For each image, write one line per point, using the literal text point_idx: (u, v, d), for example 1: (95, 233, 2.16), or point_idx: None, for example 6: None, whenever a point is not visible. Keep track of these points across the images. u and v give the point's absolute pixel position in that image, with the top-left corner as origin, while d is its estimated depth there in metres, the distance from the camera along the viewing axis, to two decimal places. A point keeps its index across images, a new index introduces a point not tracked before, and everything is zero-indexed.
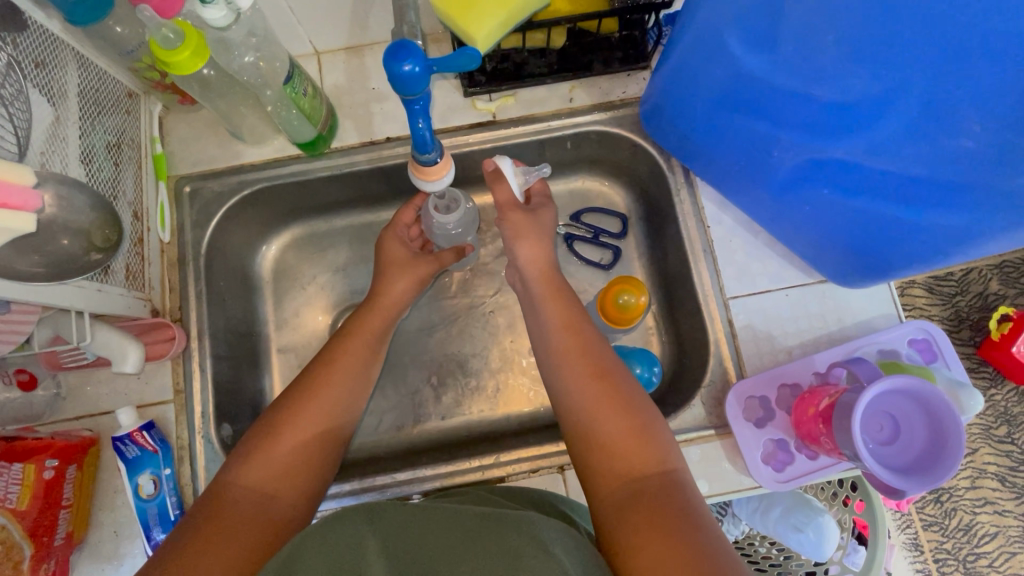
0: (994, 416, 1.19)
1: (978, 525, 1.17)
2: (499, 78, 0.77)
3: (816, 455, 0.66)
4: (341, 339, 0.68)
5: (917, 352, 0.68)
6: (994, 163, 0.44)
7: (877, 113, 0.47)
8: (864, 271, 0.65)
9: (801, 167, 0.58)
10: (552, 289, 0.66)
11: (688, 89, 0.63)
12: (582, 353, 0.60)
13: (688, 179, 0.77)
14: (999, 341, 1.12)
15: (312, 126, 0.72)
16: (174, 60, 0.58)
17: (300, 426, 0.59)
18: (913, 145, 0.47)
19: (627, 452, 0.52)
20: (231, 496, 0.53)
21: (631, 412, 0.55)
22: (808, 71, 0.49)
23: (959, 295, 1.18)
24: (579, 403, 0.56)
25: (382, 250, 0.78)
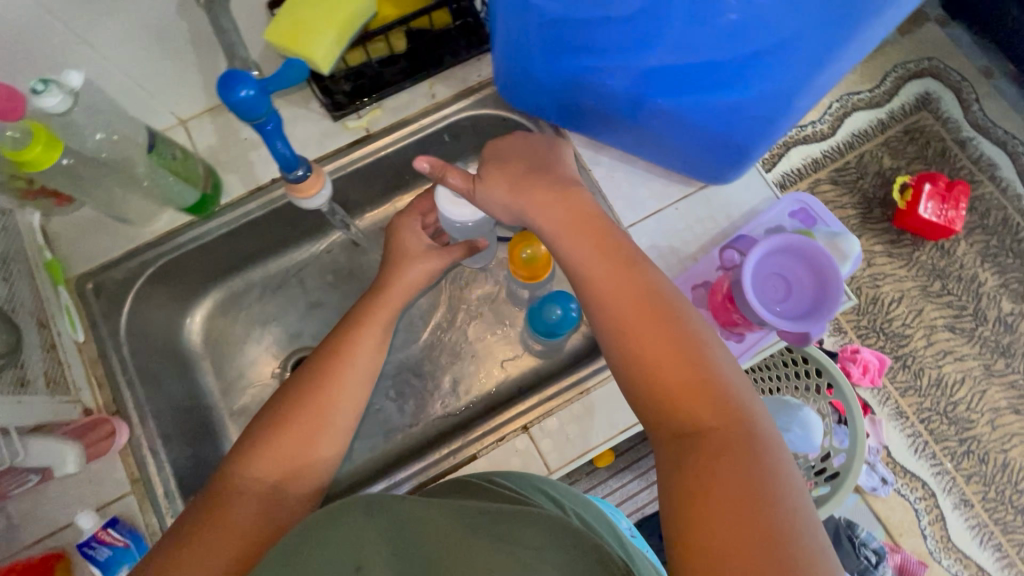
0: (927, 275, 1.31)
1: (946, 376, 1.27)
2: (361, 94, 0.81)
3: (744, 336, 0.71)
4: (331, 366, 0.66)
5: (798, 222, 0.76)
6: (763, 22, 0.49)
7: (661, 17, 0.52)
8: (729, 158, 0.71)
9: (635, 84, 0.63)
10: (595, 231, 0.59)
11: (517, 50, 0.68)
12: (639, 301, 0.54)
13: (559, 133, 0.82)
14: (906, 209, 1.27)
15: (193, 188, 0.75)
16: (27, 158, 0.59)
17: (292, 429, 0.62)
18: (702, 33, 0.52)
19: (690, 405, 0.49)
20: (237, 488, 0.58)
21: (691, 356, 0.51)
22: (591, 4, 0.54)
23: (860, 179, 1.34)
24: (633, 353, 0.53)
25: (394, 242, 0.79)
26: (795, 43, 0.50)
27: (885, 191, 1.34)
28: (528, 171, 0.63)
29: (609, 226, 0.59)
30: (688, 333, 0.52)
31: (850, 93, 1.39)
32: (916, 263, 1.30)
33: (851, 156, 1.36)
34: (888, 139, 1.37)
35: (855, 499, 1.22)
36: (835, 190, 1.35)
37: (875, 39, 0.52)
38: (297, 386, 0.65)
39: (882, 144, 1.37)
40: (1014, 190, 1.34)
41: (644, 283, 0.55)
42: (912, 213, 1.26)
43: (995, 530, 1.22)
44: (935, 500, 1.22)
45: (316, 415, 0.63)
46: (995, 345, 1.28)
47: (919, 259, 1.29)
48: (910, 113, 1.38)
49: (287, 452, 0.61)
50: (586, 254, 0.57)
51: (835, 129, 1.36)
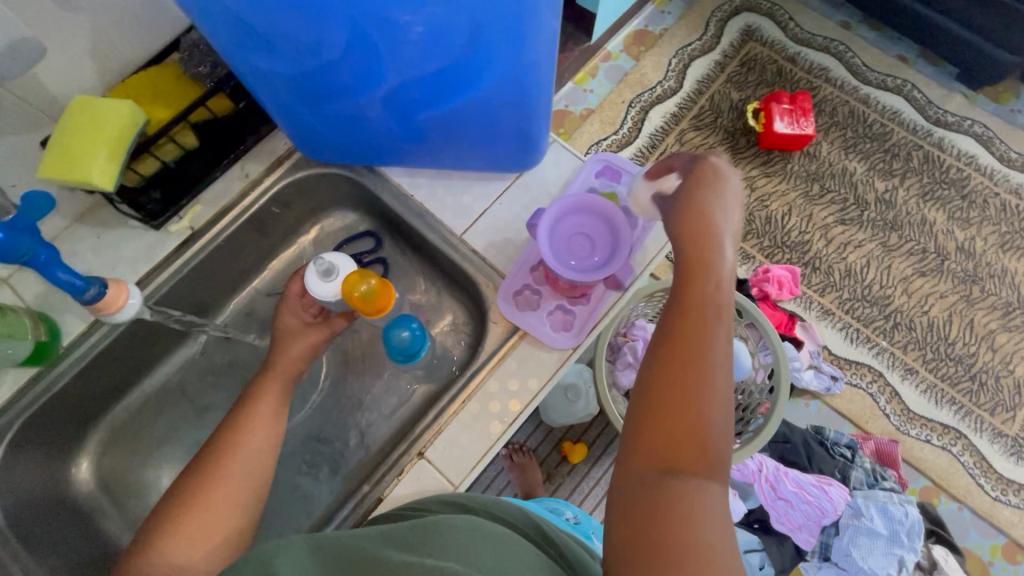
0: (806, 181, 1.41)
1: (853, 264, 1.36)
2: (174, 197, 0.81)
3: (588, 298, 0.76)
4: (231, 438, 0.66)
5: (605, 179, 0.82)
6: (445, 26, 0.53)
7: (369, 47, 0.56)
8: (521, 139, 0.75)
9: (398, 107, 0.67)
10: (699, 245, 0.50)
11: (289, 113, 0.71)
12: (698, 327, 0.49)
13: (377, 172, 0.86)
14: (765, 129, 1.37)
15: (24, 339, 0.73)
16: None
17: (209, 499, 0.61)
18: (409, 49, 0.57)
19: (684, 438, 0.47)
20: (150, 565, 0.57)
21: (709, 420, 0.47)
22: (309, 57, 0.57)
23: (717, 116, 1.45)
24: (666, 346, 0.50)
25: (278, 322, 0.80)
26: (487, 32, 0.55)
27: (743, 120, 1.44)
28: (703, 180, 0.52)
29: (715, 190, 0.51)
30: (709, 421, 0.47)
31: (681, 46, 1.50)
32: (792, 174, 1.41)
33: (702, 98, 1.46)
34: (729, 75, 1.49)
35: (817, 404, 1.29)
36: (699, 134, 1.43)
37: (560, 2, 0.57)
38: (202, 462, 0.65)
39: (725, 80, 1.48)
40: (850, 83, 1.47)
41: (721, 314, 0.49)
42: (771, 131, 1.35)
43: (945, 387, 1.29)
44: (884, 379, 1.29)
45: (223, 483, 0.63)
46: (883, 223, 1.38)
47: (791, 170, 1.40)
48: (740, 47, 1.50)
49: (193, 520, 0.60)
50: (702, 306, 0.49)
51: (680, 81, 1.45)
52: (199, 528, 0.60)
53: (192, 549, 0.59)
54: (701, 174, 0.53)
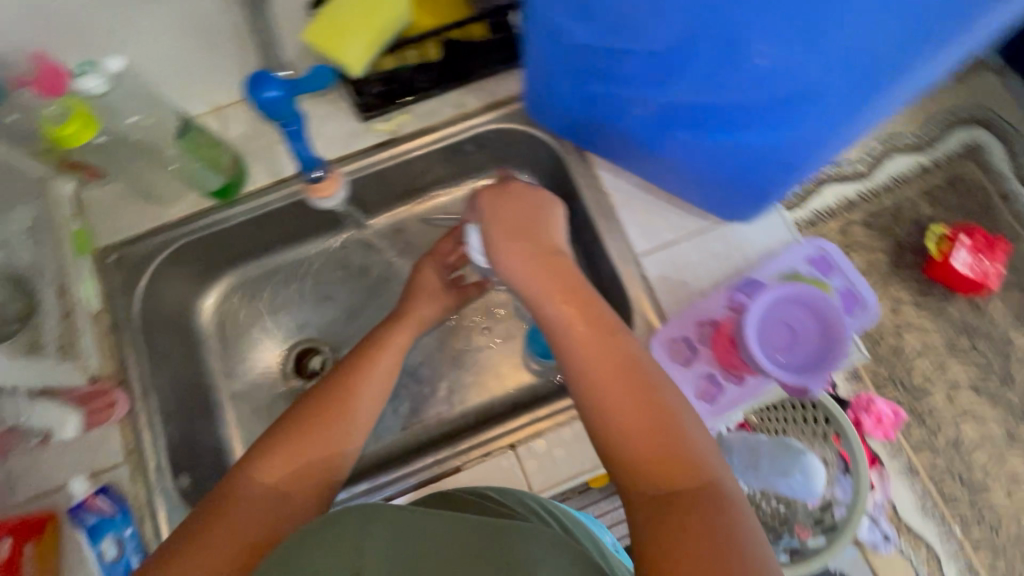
0: (955, 329, 1.25)
1: (965, 438, 1.21)
2: (391, 98, 0.82)
3: (743, 380, 0.70)
4: (348, 383, 0.64)
5: (815, 267, 0.73)
6: (788, 70, 0.49)
7: (694, 51, 0.52)
8: (753, 197, 0.70)
9: (662, 116, 0.64)
10: (581, 301, 0.62)
11: (551, 72, 0.68)
12: (593, 338, 0.59)
13: (582, 156, 0.83)
14: (941, 259, 1.22)
15: (219, 174, 0.77)
16: (63, 134, 0.62)
17: (307, 444, 0.59)
18: (732, 75, 0.52)
19: (669, 454, 0.52)
20: (242, 495, 0.55)
21: (665, 414, 0.54)
22: (626, 34, 0.54)
23: (894, 223, 1.28)
24: (600, 398, 0.56)
25: (416, 275, 0.80)
26: (823, 95, 0.50)
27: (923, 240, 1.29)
28: (517, 236, 0.66)
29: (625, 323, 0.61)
30: (680, 427, 0.54)
31: (889, 135, 1.29)
32: (950, 319, 1.25)
33: (886, 198, 1.29)
34: (929, 188, 1.30)
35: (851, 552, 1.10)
36: (865, 233, 1.27)
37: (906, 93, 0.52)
38: (315, 400, 0.63)
39: (922, 191, 1.29)
40: None
41: (629, 357, 0.58)
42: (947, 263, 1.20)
43: None
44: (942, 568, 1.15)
45: (335, 420, 0.61)
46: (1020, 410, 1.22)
47: (947, 313, 1.24)
48: (955, 161, 1.30)
49: (294, 452, 0.58)
50: (615, 371, 0.57)
51: (871, 168, 1.28)
52: (295, 460, 0.58)
53: (286, 480, 0.57)
54: (514, 242, 0.65)
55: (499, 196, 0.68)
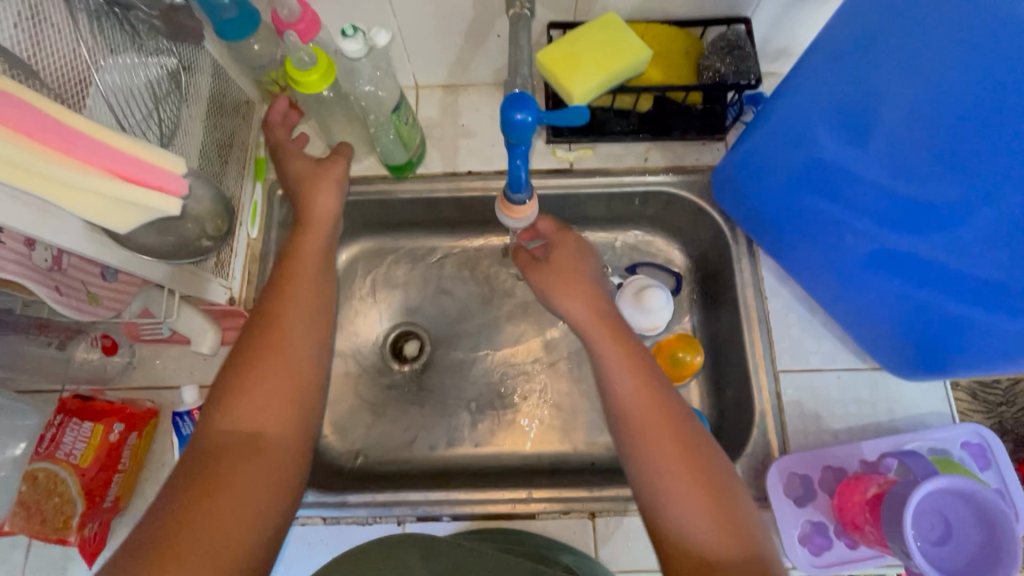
0: None
1: None
2: (581, 132, 0.82)
3: (856, 544, 0.64)
4: (268, 320, 0.58)
5: (969, 456, 0.67)
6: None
7: (962, 214, 0.49)
8: (921, 367, 0.65)
9: (871, 256, 0.60)
10: (615, 329, 0.59)
11: (765, 170, 0.66)
12: (649, 399, 0.54)
13: (750, 249, 0.79)
14: None
15: (404, 151, 0.78)
16: (303, 80, 0.65)
17: (267, 372, 0.55)
18: (984, 250, 0.49)
19: (719, 532, 0.48)
20: (218, 437, 0.51)
21: (719, 488, 0.50)
22: (896, 168, 0.52)
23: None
24: (655, 456, 0.51)
25: None
26: None
27: None
28: (572, 282, 0.64)
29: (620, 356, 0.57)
30: (721, 477, 0.51)
31: None
32: None
33: None
34: None
35: None
36: None
37: None
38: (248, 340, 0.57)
39: None
40: None
41: (679, 414, 0.54)
42: None
43: None
44: None
45: (277, 326, 0.57)
46: None
47: None
48: None
49: (262, 388, 0.54)
50: (650, 404, 0.54)
51: None
52: (261, 388, 0.54)
53: (273, 423, 0.53)
54: (576, 286, 0.63)
55: (542, 265, 0.67)
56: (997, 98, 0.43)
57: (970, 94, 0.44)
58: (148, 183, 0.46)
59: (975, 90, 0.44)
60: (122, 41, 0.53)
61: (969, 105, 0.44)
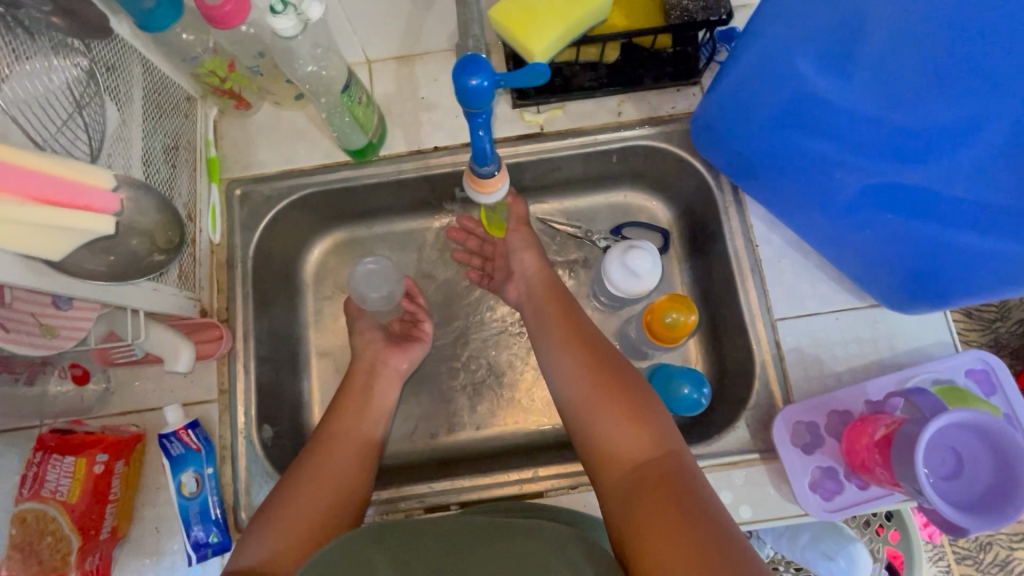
0: None
1: (1016, 561, 1.11)
2: (548, 91, 0.77)
3: (867, 486, 0.64)
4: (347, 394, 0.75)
5: (975, 383, 0.66)
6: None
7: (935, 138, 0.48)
8: (924, 299, 0.63)
9: (865, 191, 0.57)
10: (550, 294, 0.72)
11: (745, 112, 0.63)
12: (576, 348, 0.65)
13: (736, 196, 0.76)
14: None
15: (363, 134, 0.73)
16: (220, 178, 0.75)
17: (304, 488, 0.63)
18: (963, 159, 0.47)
19: (634, 431, 0.56)
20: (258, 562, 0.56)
21: (629, 396, 0.58)
22: (883, 95, 0.49)
23: (999, 321, 1.11)
24: (578, 387, 0.61)
25: None
26: None
27: None
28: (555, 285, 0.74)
29: (569, 315, 0.69)
30: (633, 392, 0.59)
31: None
32: None
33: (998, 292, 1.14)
34: None
35: None
36: (966, 324, 1.14)
37: None
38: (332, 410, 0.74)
39: None
40: None
41: (603, 357, 0.63)
42: None
43: None
44: None
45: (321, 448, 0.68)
46: None
47: None
48: None
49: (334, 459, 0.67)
50: (568, 352, 0.65)
51: None
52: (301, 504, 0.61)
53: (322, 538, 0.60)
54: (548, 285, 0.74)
55: None
56: (987, 59, 0.42)
57: (953, 45, 0.43)
58: (73, 203, 0.42)
59: (952, 23, 0.42)
60: (25, 47, 0.48)
61: (961, 46, 0.43)
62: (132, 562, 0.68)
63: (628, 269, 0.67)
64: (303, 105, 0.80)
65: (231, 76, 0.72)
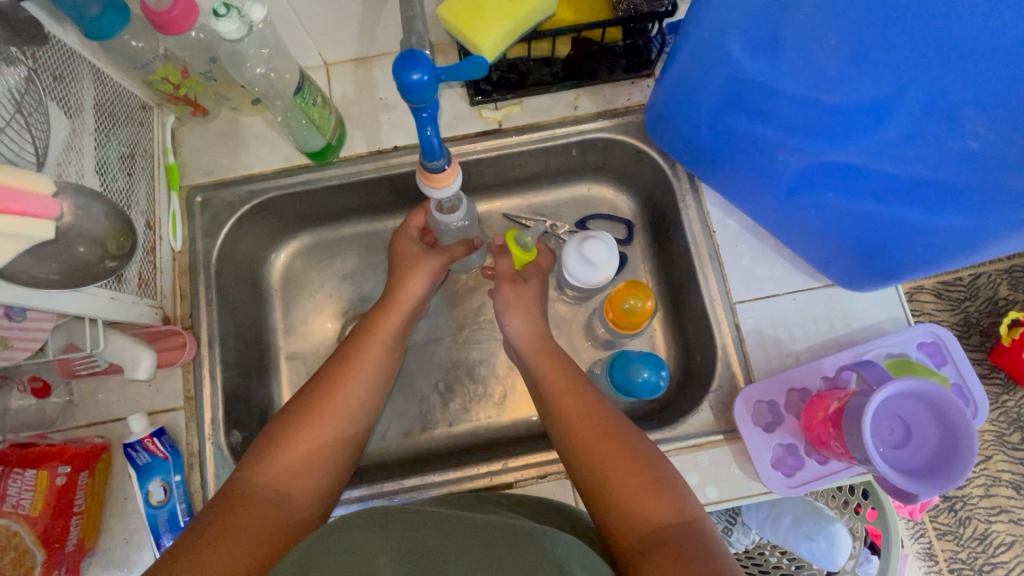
0: (1008, 422, 1.14)
1: (994, 534, 1.13)
2: (505, 87, 0.78)
3: (827, 460, 0.65)
4: (341, 367, 0.66)
5: (926, 355, 0.68)
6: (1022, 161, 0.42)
7: (868, 116, 0.49)
8: (874, 275, 0.64)
9: (805, 171, 0.59)
10: (551, 355, 0.67)
11: (691, 99, 0.64)
12: (587, 409, 0.60)
13: (693, 184, 0.78)
14: (1010, 346, 1.07)
15: (321, 136, 0.73)
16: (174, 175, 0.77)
17: (299, 440, 0.60)
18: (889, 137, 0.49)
19: (653, 500, 0.52)
20: (244, 500, 0.55)
21: (647, 463, 0.55)
22: (811, 77, 0.50)
23: (968, 300, 1.14)
24: (591, 451, 0.57)
25: (394, 249, 0.78)
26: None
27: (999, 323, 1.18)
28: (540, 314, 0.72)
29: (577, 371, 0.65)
30: (651, 459, 0.56)
31: None
32: (1004, 410, 1.14)
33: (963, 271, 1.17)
34: (1011, 265, 1.17)
35: None
36: (934, 304, 1.16)
37: None
38: (316, 385, 0.65)
39: (1001, 268, 1.16)
40: None
41: (614, 420, 0.59)
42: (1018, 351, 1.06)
43: None
44: None
45: (327, 402, 0.63)
46: None
47: (1006, 405, 1.14)
48: None
49: (304, 455, 0.60)
50: (579, 411, 0.60)
51: None
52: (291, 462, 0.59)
53: (308, 493, 0.59)
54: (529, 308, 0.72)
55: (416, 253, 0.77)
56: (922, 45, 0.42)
57: (881, 11, 0.42)
58: (11, 208, 0.42)
59: (880, 11, 0.42)
60: None
61: (884, 31, 0.43)
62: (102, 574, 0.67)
63: (584, 256, 0.68)
64: (262, 110, 0.80)
65: (185, 82, 0.72)
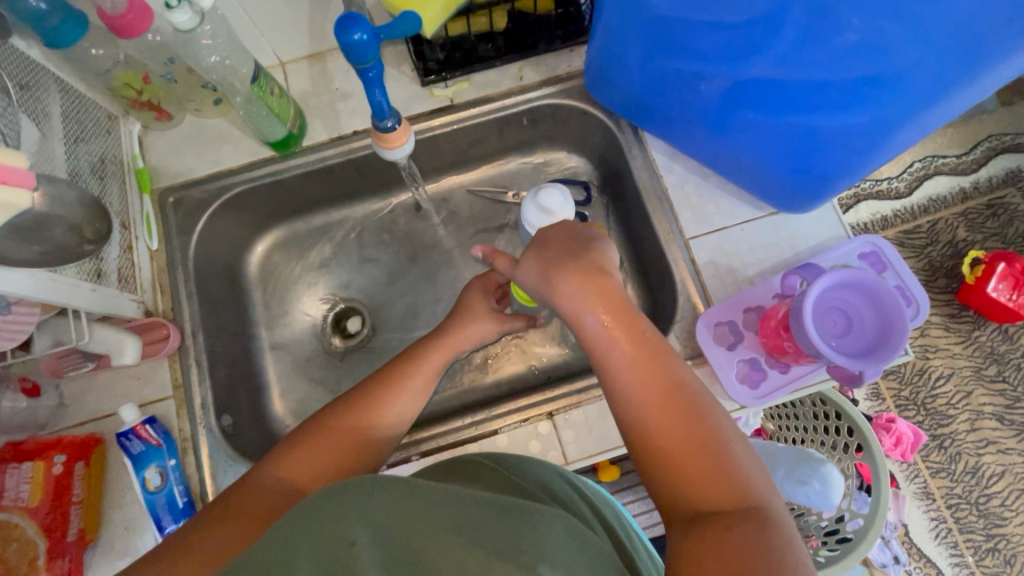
0: (983, 357, 1.19)
1: (985, 466, 1.16)
2: (451, 65, 0.83)
3: (789, 368, 0.70)
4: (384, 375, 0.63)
5: (868, 264, 0.73)
6: (900, 40, 0.47)
7: (773, 33, 0.54)
8: (809, 190, 0.70)
9: (731, 96, 0.64)
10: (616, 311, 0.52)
11: (620, 49, 0.68)
12: (648, 376, 0.50)
13: (637, 136, 0.83)
14: (974, 284, 1.14)
15: (281, 124, 0.78)
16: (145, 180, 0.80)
17: (325, 441, 0.56)
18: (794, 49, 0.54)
19: (713, 485, 0.45)
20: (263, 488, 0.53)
21: (711, 442, 0.47)
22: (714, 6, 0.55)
23: (929, 246, 1.21)
24: (650, 425, 0.48)
25: (463, 296, 0.76)
26: (912, 74, 0.50)
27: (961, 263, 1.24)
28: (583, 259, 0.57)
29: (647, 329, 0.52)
30: (719, 436, 0.47)
31: (934, 156, 1.24)
32: (975, 343, 1.18)
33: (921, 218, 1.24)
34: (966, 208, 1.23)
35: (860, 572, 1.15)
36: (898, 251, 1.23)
37: (1004, 79, 0.50)
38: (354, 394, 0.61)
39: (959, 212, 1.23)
40: None
41: (677, 387, 0.50)
42: (980, 288, 1.12)
43: None
44: None
45: (360, 409, 0.59)
46: None
47: (978, 340, 1.18)
48: (995, 187, 1.23)
49: (324, 458, 0.55)
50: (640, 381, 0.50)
51: (912, 189, 1.22)
52: (316, 458, 0.55)
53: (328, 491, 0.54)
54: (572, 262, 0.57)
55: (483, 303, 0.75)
56: None
57: None
58: None
59: None
60: None
61: None
62: (105, 566, 0.68)
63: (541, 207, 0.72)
64: (224, 111, 0.84)
65: (147, 88, 0.76)
